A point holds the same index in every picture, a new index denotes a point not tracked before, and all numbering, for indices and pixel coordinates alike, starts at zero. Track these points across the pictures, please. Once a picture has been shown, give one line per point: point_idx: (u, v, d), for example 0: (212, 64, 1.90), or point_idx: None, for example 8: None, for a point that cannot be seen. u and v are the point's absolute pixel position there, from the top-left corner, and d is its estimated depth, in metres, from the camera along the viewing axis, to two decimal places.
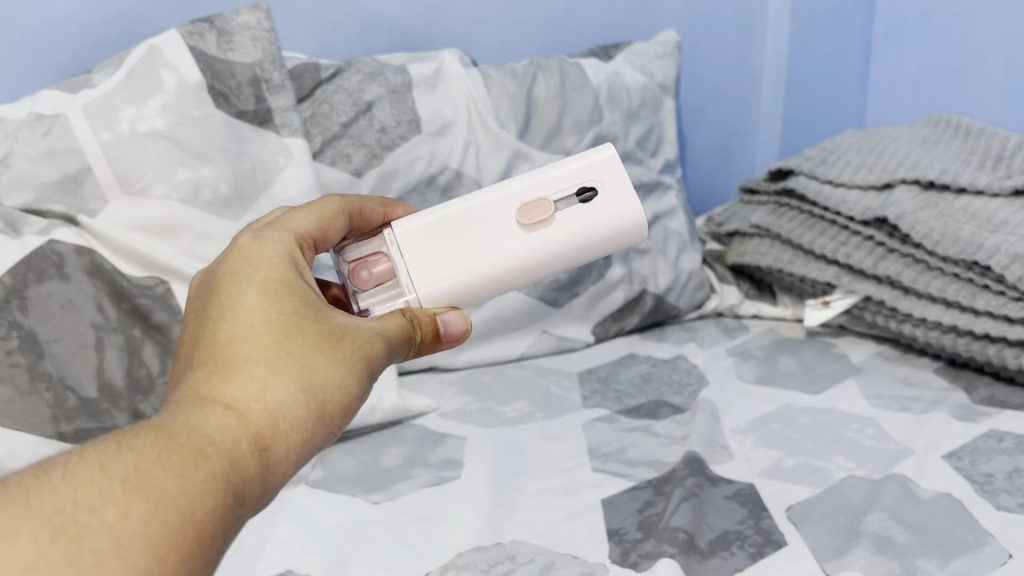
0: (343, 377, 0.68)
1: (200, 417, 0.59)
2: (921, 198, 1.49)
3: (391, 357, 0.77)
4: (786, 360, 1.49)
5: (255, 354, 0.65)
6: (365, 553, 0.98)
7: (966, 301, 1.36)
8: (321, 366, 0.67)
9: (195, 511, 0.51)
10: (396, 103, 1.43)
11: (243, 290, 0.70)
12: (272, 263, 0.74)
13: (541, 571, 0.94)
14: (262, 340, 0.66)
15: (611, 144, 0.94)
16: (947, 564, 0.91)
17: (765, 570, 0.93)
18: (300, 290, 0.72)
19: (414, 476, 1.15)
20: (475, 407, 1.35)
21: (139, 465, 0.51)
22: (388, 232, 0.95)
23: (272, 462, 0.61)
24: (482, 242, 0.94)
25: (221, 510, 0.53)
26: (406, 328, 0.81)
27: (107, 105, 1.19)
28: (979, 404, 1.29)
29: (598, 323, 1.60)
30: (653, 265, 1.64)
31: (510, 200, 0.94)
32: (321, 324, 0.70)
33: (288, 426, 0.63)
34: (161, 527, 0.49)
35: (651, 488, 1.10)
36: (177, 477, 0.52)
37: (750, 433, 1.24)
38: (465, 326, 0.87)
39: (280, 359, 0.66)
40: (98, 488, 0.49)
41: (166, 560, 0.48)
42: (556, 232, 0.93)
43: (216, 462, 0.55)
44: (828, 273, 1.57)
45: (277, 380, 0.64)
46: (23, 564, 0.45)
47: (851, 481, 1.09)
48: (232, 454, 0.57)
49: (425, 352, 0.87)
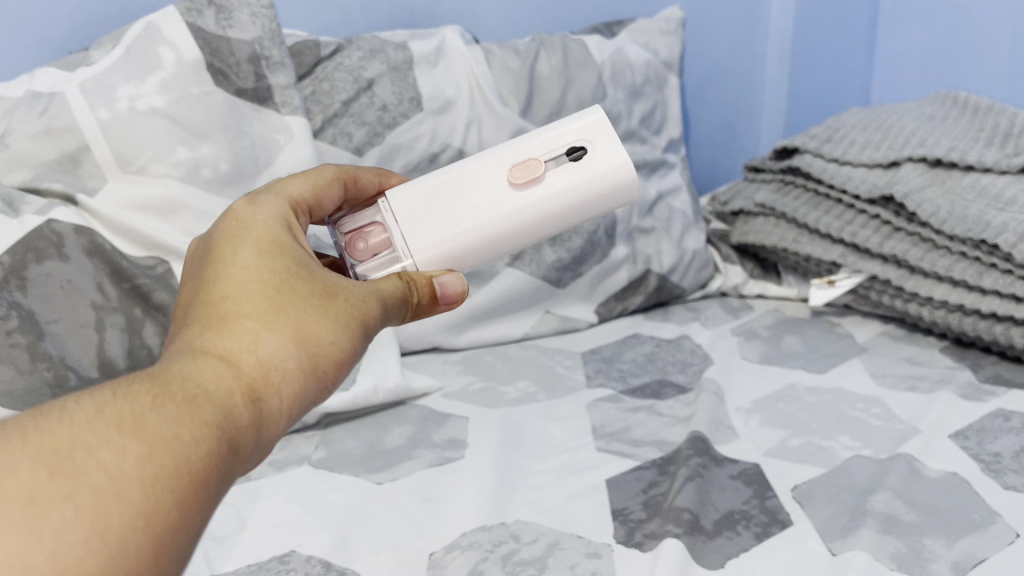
0: (342, 333, 0.66)
1: (196, 365, 0.56)
2: (928, 176, 1.48)
3: (389, 317, 0.75)
4: (791, 339, 1.48)
5: (252, 307, 0.63)
6: (369, 533, 0.98)
7: (972, 280, 1.35)
8: (320, 320, 0.65)
9: (192, 456, 0.49)
10: (397, 80, 1.41)
11: (238, 247, 0.68)
12: (266, 224, 0.72)
13: (546, 551, 0.93)
14: (259, 292, 0.64)
15: (600, 106, 0.93)
16: (954, 544, 0.91)
17: (771, 550, 0.92)
18: (295, 250, 0.70)
19: (417, 456, 1.14)
20: (478, 387, 1.34)
21: (134, 408, 0.49)
22: (382, 200, 0.96)
23: (270, 415, 0.59)
24: (473, 204, 0.93)
25: (216, 458, 0.51)
26: (403, 290, 0.78)
27: (105, 82, 1.18)
28: (986, 383, 1.28)
29: (602, 303, 1.59)
30: (657, 244, 1.63)
31: (500, 162, 0.93)
32: (316, 279, 0.67)
33: (287, 377, 0.60)
34: (158, 469, 0.47)
35: (656, 468, 1.09)
36: (174, 421, 0.50)
37: (755, 412, 1.23)
38: (462, 290, 0.86)
39: (278, 311, 0.63)
40: (93, 432, 0.46)
41: (162, 502, 0.46)
42: (547, 191, 0.92)
43: (212, 410, 0.53)
44: (833, 252, 1.55)
45: (272, 330, 0.61)
46: (15, 499, 0.42)
47: (857, 460, 1.08)
48: (230, 402, 0.55)
49: (422, 315, 0.85)
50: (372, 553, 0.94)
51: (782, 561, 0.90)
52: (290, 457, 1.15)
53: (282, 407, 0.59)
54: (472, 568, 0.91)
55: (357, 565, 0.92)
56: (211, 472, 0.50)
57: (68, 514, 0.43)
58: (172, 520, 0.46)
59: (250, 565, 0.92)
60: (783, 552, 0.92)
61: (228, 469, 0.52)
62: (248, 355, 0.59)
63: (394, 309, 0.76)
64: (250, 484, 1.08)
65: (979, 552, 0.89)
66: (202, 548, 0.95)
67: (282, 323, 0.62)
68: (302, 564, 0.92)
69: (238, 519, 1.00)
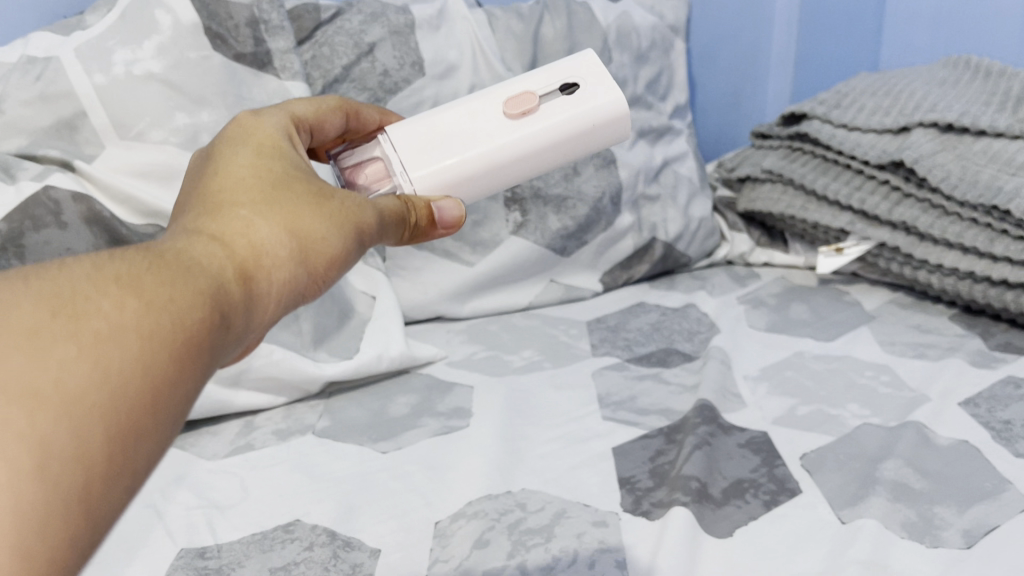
0: (331, 234, 0.68)
1: (193, 243, 0.59)
2: (939, 141, 1.45)
3: (380, 233, 0.78)
4: (798, 307, 1.47)
5: (246, 202, 0.65)
6: (374, 502, 0.97)
7: (983, 247, 1.33)
8: (311, 219, 0.67)
9: (187, 316, 0.51)
10: (398, 45, 1.38)
11: (233, 156, 0.71)
12: (262, 139, 0.75)
13: (553, 520, 0.93)
14: (253, 193, 0.66)
15: (590, 50, 1.04)
16: (965, 512, 0.90)
17: (780, 518, 0.91)
18: (289, 156, 0.74)
19: (422, 425, 1.13)
20: (483, 356, 1.33)
21: (134, 269, 0.51)
22: (382, 135, 1.01)
23: (262, 297, 0.61)
24: (474, 132, 1.00)
25: (209, 320, 0.53)
26: (394, 209, 0.81)
27: (101, 47, 1.15)
28: (996, 350, 1.27)
29: (608, 272, 1.57)
30: (663, 212, 1.61)
31: (499, 96, 1.02)
32: (308, 182, 0.70)
33: (278, 267, 0.63)
34: (156, 322, 0.49)
35: (663, 436, 1.08)
36: (170, 284, 0.52)
37: (762, 380, 1.22)
38: (460, 216, 0.92)
39: (271, 209, 0.66)
40: (94, 279, 0.48)
41: (160, 350, 0.48)
42: (543, 120, 1.01)
43: (208, 275, 0.55)
44: (842, 219, 1.53)
45: (265, 218, 0.64)
46: (21, 330, 0.44)
47: (867, 428, 1.07)
48: (223, 277, 0.57)
49: (420, 238, 0.90)
50: (377, 522, 0.93)
51: (791, 529, 0.89)
52: (294, 426, 1.14)
53: (275, 287, 0.62)
54: (478, 537, 0.90)
55: (363, 534, 0.91)
56: (209, 327, 0.52)
57: (71, 349, 0.44)
58: (166, 367, 0.48)
59: (255, 534, 0.91)
60: (793, 520, 0.91)
61: (223, 331, 0.54)
62: (242, 235, 0.62)
63: (393, 225, 0.80)
64: (253, 453, 1.07)
65: (991, 520, 0.88)
66: (206, 517, 0.94)
67: (275, 212, 0.65)
68: (306, 533, 0.91)
69: (242, 488, 1.00)
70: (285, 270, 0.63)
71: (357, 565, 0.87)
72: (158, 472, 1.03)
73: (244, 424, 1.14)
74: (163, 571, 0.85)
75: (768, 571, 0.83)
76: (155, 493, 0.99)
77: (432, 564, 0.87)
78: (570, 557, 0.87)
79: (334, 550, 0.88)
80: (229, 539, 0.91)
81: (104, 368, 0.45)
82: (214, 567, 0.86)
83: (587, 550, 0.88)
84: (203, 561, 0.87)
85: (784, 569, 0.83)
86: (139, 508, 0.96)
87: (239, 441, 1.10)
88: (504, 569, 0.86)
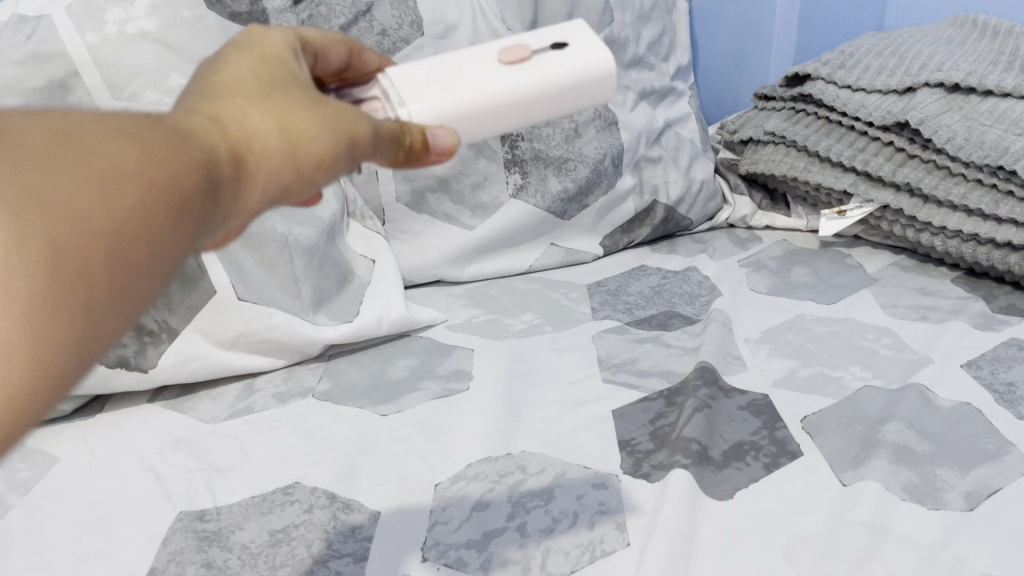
0: (336, 134, 0.54)
1: (178, 116, 0.48)
2: (946, 102, 1.43)
3: (379, 152, 0.63)
4: (800, 270, 1.46)
5: (243, 86, 0.53)
6: (373, 465, 0.97)
7: (988, 209, 1.32)
8: (315, 109, 0.54)
9: (186, 175, 0.44)
10: (396, 3, 1.36)
11: (232, 47, 0.59)
12: (271, 35, 0.63)
13: (553, 482, 0.93)
14: (252, 79, 0.54)
15: (578, 19, 0.94)
16: (967, 474, 0.90)
17: (780, 480, 0.91)
18: (296, 65, 0.60)
19: (422, 387, 1.13)
20: (483, 320, 1.32)
21: (126, 123, 0.43)
22: (382, 74, 0.86)
23: (250, 188, 0.49)
24: (466, 76, 0.85)
25: (200, 190, 0.44)
26: (396, 130, 0.66)
27: (92, 6, 1.13)
28: (999, 313, 1.26)
29: (608, 235, 1.56)
30: (665, 175, 1.60)
31: (489, 51, 0.90)
32: (312, 86, 0.58)
33: (273, 154, 0.50)
34: (152, 178, 0.42)
35: (663, 399, 1.08)
36: (166, 143, 0.44)
37: (763, 343, 1.22)
38: (453, 143, 0.74)
39: (272, 94, 0.54)
40: (97, 125, 0.42)
41: (156, 208, 0.41)
42: (539, 69, 0.87)
43: (201, 145, 0.46)
44: (845, 181, 1.51)
45: (259, 104, 0.52)
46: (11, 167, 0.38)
47: (868, 391, 1.07)
48: (213, 151, 0.47)
49: (411, 166, 0.72)
50: (377, 484, 0.93)
51: (792, 491, 0.89)
52: (294, 389, 1.14)
53: (263, 182, 0.50)
54: (478, 499, 0.90)
55: (363, 497, 0.91)
56: (204, 198, 0.45)
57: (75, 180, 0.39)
58: (157, 227, 0.41)
59: (254, 496, 0.91)
60: (794, 483, 0.91)
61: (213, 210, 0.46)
62: (232, 114, 0.50)
63: (391, 143, 0.65)
64: (253, 416, 1.07)
65: (993, 482, 0.88)
66: (205, 479, 0.94)
67: (275, 102, 0.53)
68: (306, 495, 0.91)
69: (242, 450, 0.99)
70: (277, 160, 0.50)
71: (356, 527, 0.87)
72: (157, 436, 1.02)
73: (244, 387, 1.14)
74: (162, 533, 0.85)
75: (768, 533, 0.83)
76: (154, 456, 0.98)
77: (431, 526, 0.87)
78: (570, 519, 0.87)
79: (333, 512, 0.88)
80: (229, 501, 0.90)
81: (112, 204, 0.39)
82: (213, 529, 0.86)
83: (587, 512, 0.88)
84: (203, 523, 0.87)
85: (784, 531, 0.83)
86: (138, 471, 0.95)
87: (238, 404, 1.10)
88: (504, 530, 0.86)
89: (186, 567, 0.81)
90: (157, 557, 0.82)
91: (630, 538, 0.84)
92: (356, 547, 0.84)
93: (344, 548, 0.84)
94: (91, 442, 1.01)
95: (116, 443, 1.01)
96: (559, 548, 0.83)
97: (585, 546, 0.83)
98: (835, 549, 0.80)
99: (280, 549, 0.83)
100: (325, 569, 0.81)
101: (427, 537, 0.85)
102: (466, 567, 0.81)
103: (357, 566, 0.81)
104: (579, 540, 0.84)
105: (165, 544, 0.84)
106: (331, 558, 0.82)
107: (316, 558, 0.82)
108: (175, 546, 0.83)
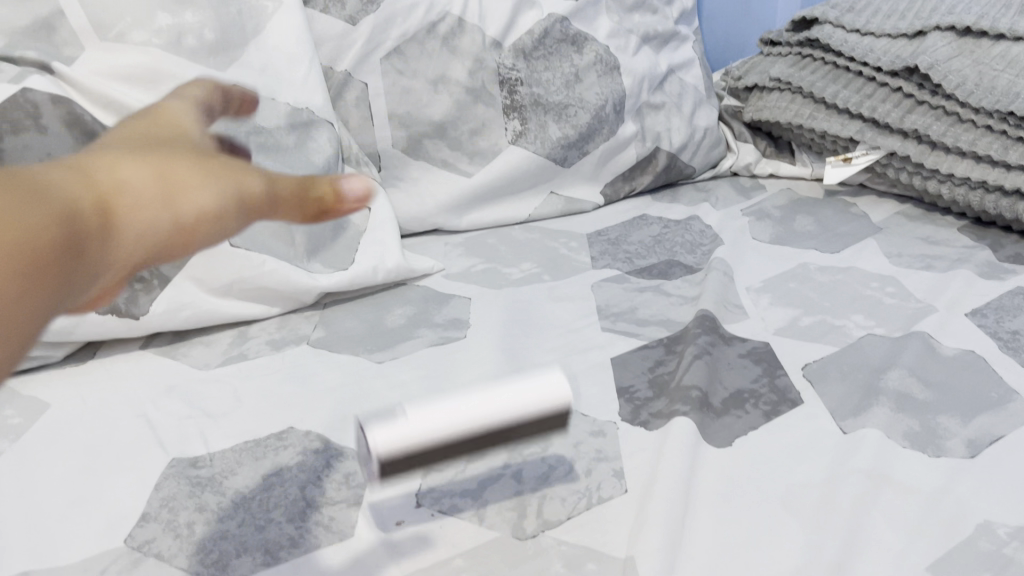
0: (223, 195, 0.58)
1: (47, 172, 0.51)
2: (957, 46, 1.39)
3: (282, 212, 0.63)
4: (803, 219, 1.43)
5: (138, 154, 0.58)
6: (368, 413, 0.95)
7: (997, 156, 1.29)
8: (204, 176, 0.58)
9: (31, 231, 0.46)
10: None
11: (118, 133, 0.65)
12: (175, 120, 0.68)
13: (550, 430, 0.91)
14: (159, 150, 0.60)
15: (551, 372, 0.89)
16: (970, 422, 0.88)
17: (780, 428, 0.90)
18: (197, 137, 0.67)
19: (419, 335, 1.12)
20: (481, 269, 1.30)
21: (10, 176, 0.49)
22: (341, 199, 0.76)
23: (121, 240, 0.53)
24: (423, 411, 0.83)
25: (56, 250, 0.47)
26: (301, 178, 0.64)
27: None
28: (1006, 262, 1.24)
29: (609, 184, 1.53)
30: (668, 121, 1.56)
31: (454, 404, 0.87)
32: (204, 150, 0.63)
33: (164, 220, 0.55)
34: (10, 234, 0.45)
35: (663, 347, 1.06)
36: (16, 203, 0.47)
37: (765, 291, 1.20)
38: (370, 187, 0.65)
39: (167, 161, 0.58)
40: None
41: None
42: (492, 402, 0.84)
43: (66, 199, 0.49)
44: (851, 128, 1.48)
45: (140, 164, 0.56)
46: None
47: (871, 339, 1.06)
48: (78, 206, 0.50)
49: (315, 221, 0.66)
50: (372, 431, 0.92)
51: (792, 439, 0.88)
52: (288, 337, 1.12)
53: (138, 243, 0.54)
54: (474, 448, 0.89)
55: (357, 444, 0.90)
56: (48, 267, 0.47)
57: None
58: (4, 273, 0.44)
59: (248, 442, 0.90)
60: (794, 431, 0.89)
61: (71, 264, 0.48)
62: (101, 170, 0.54)
63: (290, 200, 0.63)
64: (247, 363, 1.05)
65: (996, 430, 0.87)
66: (198, 427, 0.93)
67: (149, 159, 0.57)
68: (300, 441, 0.90)
69: (235, 398, 0.98)
70: (150, 219, 0.54)
71: (350, 473, 0.86)
72: (150, 383, 1.01)
73: (238, 335, 1.13)
74: (154, 479, 0.84)
75: (767, 481, 0.82)
76: (146, 403, 0.97)
77: (427, 472, 0.86)
78: (567, 466, 0.86)
79: (327, 458, 0.87)
80: (221, 448, 0.89)
81: None
82: (206, 475, 0.85)
83: (583, 460, 0.86)
84: (195, 469, 0.86)
85: (784, 479, 0.82)
86: (130, 418, 0.94)
87: (233, 351, 1.08)
88: (500, 478, 0.84)
89: (178, 513, 0.79)
90: (149, 503, 0.81)
91: (628, 486, 0.83)
92: (350, 493, 0.83)
93: (337, 494, 0.82)
94: (83, 389, 1.00)
95: (108, 390, 1.00)
96: (555, 495, 0.82)
97: (582, 493, 0.82)
98: (835, 495, 0.79)
99: (273, 495, 0.82)
100: (319, 514, 0.80)
101: (421, 483, 0.84)
102: (460, 514, 0.80)
103: (351, 511, 0.80)
104: (576, 487, 0.83)
105: (157, 490, 0.83)
106: (325, 504, 0.81)
107: (309, 504, 0.81)
108: (167, 492, 0.82)
